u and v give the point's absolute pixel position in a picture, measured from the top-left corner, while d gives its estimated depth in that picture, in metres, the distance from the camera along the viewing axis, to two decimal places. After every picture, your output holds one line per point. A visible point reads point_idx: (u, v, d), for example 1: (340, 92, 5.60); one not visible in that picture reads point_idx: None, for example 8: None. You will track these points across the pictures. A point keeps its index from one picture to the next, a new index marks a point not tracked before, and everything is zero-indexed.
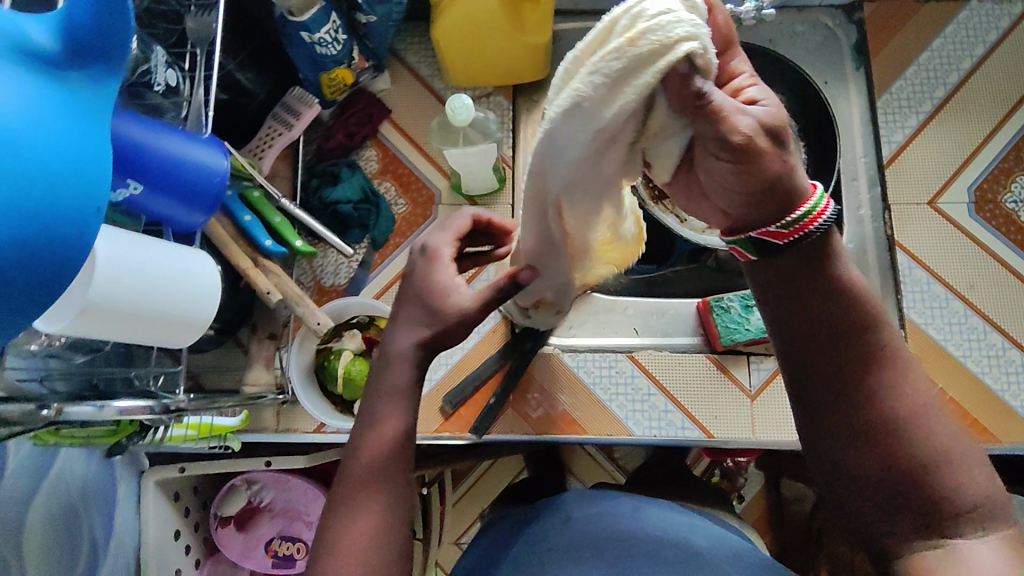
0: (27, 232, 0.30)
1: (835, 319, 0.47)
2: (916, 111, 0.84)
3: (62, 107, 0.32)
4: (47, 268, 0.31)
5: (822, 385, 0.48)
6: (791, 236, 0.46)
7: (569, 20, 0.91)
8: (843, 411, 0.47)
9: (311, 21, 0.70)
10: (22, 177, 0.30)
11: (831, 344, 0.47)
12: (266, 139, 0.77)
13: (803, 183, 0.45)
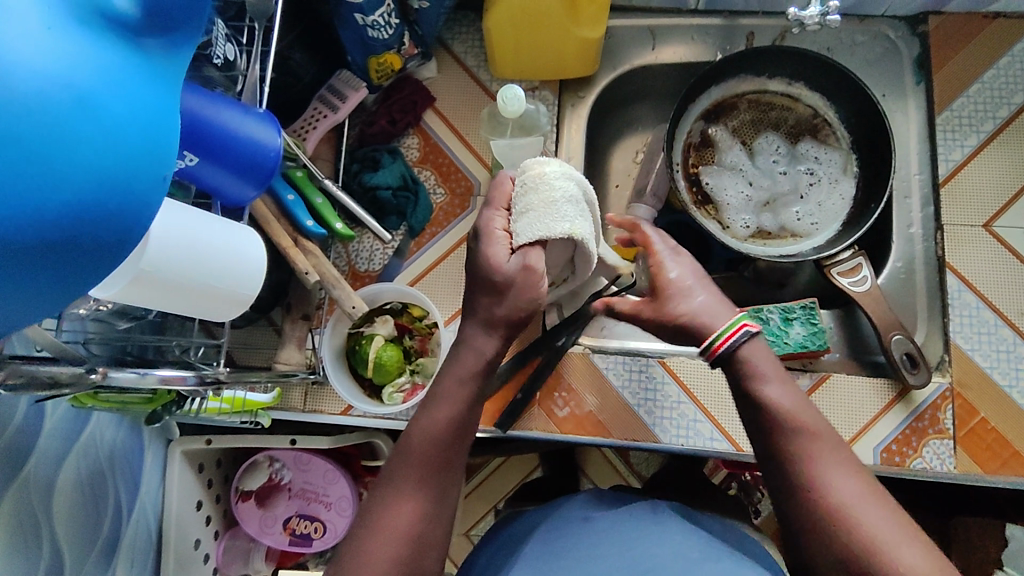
0: (97, 194, 0.29)
1: (766, 421, 0.52)
2: (977, 130, 0.80)
3: (139, 70, 0.31)
4: (115, 232, 0.31)
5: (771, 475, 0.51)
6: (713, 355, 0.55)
7: (622, 17, 0.89)
8: (790, 501, 0.50)
9: (365, 4, 0.70)
10: (102, 140, 0.29)
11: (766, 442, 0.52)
12: (312, 120, 0.77)
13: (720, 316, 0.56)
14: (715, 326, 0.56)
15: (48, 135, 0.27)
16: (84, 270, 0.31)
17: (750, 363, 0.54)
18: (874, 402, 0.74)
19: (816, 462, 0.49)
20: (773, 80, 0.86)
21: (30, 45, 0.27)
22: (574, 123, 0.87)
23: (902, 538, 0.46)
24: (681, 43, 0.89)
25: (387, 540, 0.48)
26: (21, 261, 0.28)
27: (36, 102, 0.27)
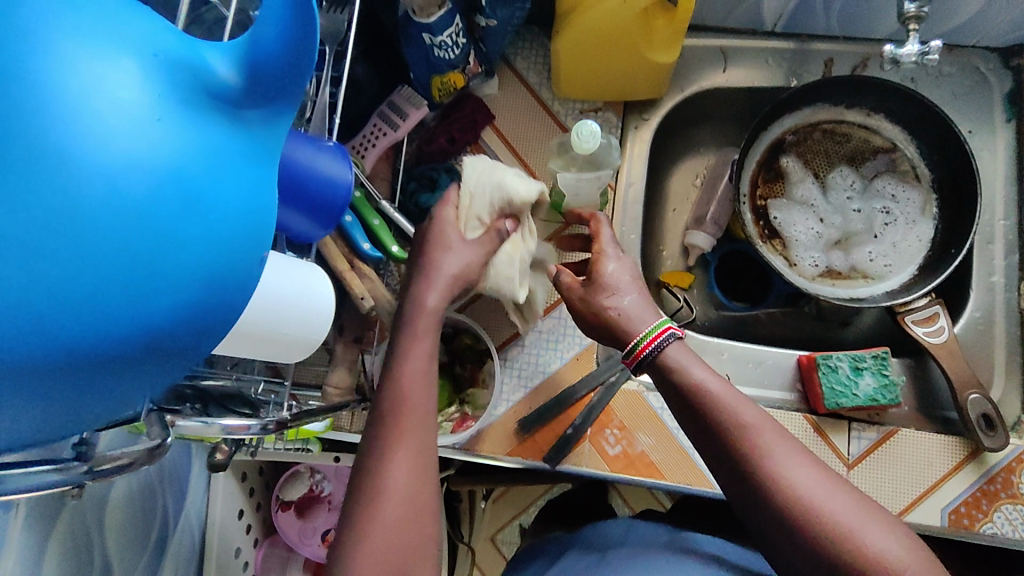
0: (193, 286, 0.27)
1: (703, 413, 0.53)
2: None
3: (241, 151, 0.29)
4: (215, 317, 0.29)
5: (723, 473, 0.52)
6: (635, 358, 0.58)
7: (692, 36, 0.86)
8: (745, 497, 0.50)
9: (436, 24, 0.67)
10: (207, 233, 0.27)
11: (709, 437, 0.52)
12: (370, 137, 0.76)
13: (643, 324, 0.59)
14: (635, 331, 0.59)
15: (153, 235, 0.25)
16: (181, 363, 0.29)
17: (674, 358, 0.56)
18: (943, 460, 0.71)
19: (763, 453, 0.50)
20: (851, 110, 0.82)
21: (136, 140, 0.25)
22: (636, 147, 0.84)
23: (859, 520, 0.46)
24: (753, 66, 0.85)
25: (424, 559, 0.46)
26: (120, 366, 0.27)
27: (142, 202, 0.25)
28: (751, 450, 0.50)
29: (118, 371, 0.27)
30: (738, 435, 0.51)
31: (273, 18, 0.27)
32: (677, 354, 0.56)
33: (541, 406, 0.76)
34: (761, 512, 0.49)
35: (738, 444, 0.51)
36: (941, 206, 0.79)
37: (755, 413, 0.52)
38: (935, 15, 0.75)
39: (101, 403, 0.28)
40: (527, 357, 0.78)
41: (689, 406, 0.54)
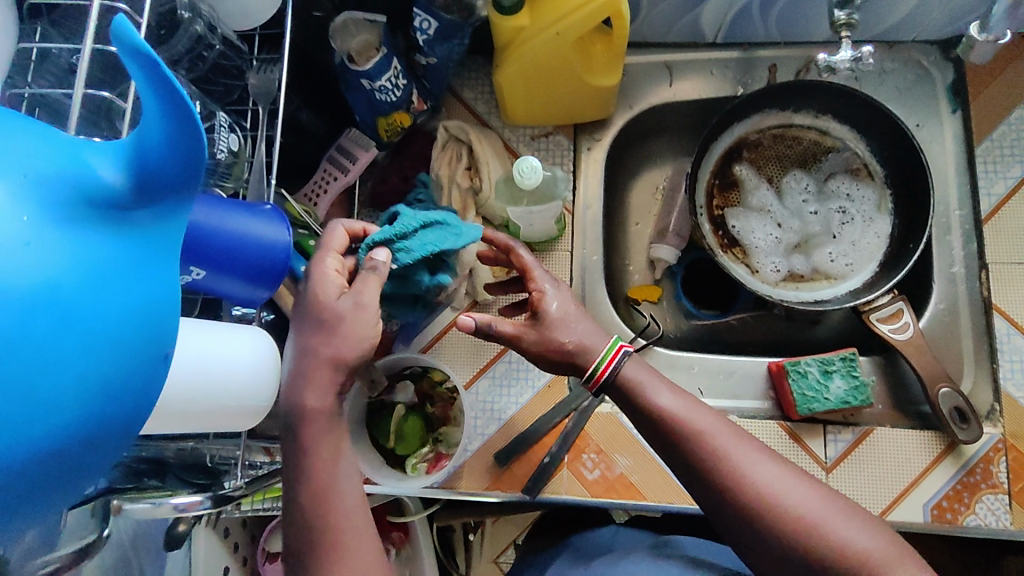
0: (85, 399, 0.28)
1: (672, 432, 0.56)
2: (1020, 161, 0.76)
3: (132, 256, 0.30)
4: (118, 426, 0.30)
5: (693, 483, 0.56)
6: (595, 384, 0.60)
7: (636, 53, 0.86)
8: (722, 506, 0.55)
9: (373, 69, 0.68)
10: (94, 345, 0.28)
11: (677, 452, 0.56)
12: (321, 184, 0.77)
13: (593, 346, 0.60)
14: (594, 352, 0.60)
15: (33, 355, 0.26)
16: (91, 473, 0.30)
17: (634, 380, 0.59)
18: (920, 457, 0.71)
19: (731, 460, 0.54)
20: (798, 113, 0.82)
21: (5, 265, 0.26)
22: (591, 167, 0.85)
23: (817, 507, 0.53)
24: (699, 78, 0.85)
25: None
26: (16, 486, 0.27)
27: (14, 323, 0.26)
28: (719, 459, 0.55)
29: (15, 491, 0.27)
30: (708, 449, 0.55)
31: (155, 128, 0.28)
32: (640, 372, 0.60)
33: (517, 436, 0.76)
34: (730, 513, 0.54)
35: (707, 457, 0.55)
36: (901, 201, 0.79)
37: (715, 425, 0.56)
38: (869, 14, 0.77)
39: (4, 523, 0.28)
40: (498, 389, 0.78)
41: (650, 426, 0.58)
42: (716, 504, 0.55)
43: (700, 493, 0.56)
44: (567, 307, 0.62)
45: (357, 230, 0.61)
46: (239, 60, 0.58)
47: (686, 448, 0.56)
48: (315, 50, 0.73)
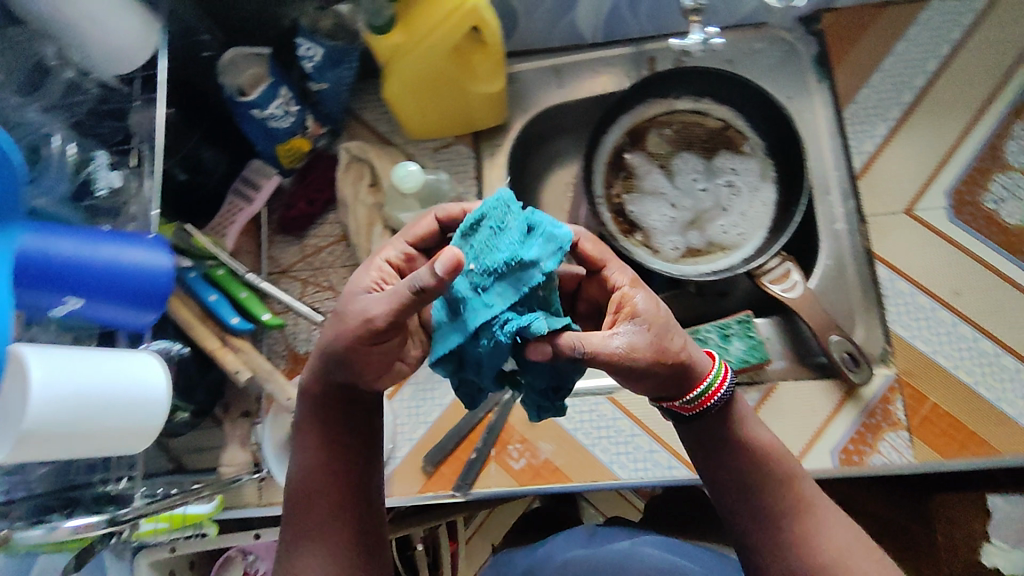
0: None
1: (756, 467, 0.53)
2: (884, 119, 0.81)
3: None
4: None
5: (750, 527, 0.52)
6: (696, 408, 0.53)
7: (525, 60, 0.90)
8: (775, 553, 0.51)
9: (260, 98, 0.71)
10: None
11: (746, 494, 0.53)
12: (228, 216, 0.79)
13: (704, 362, 0.52)
14: (703, 370, 0.52)
15: None
16: None
17: (739, 410, 0.55)
18: (823, 405, 0.75)
19: (816, 509, 0.52)
20: (680, 99, 0.87)
21: None
22: (494, 171, 0.88)
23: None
24: (586, 77, 0.89)
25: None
26: None
27: None
28: (803, 505, 0.52)
29: None
30: (798, 494, 0.52)
31: None
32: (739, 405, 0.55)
33: (443, 437, 0.78)
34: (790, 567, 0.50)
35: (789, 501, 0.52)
36: (786, 169, 0.84)
37: (801, 475, 0.54)
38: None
39: None
40: (422, 394, 0.80)
41: (721, 462, 0.54)
42: (778, 556, 0.51)
43: (753, 535, 0.52)
44: (663, 312, 0.52)
45: (423, 230, 0.56)
46: (119, 101, 0.61)
47: (760, 491, 0.52)
48: (204, 89, 0.76)
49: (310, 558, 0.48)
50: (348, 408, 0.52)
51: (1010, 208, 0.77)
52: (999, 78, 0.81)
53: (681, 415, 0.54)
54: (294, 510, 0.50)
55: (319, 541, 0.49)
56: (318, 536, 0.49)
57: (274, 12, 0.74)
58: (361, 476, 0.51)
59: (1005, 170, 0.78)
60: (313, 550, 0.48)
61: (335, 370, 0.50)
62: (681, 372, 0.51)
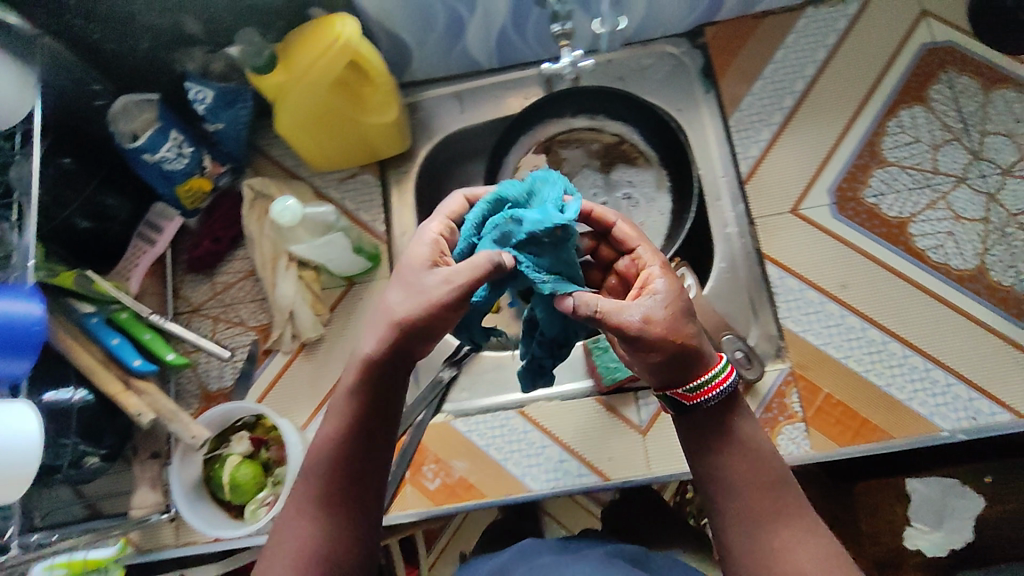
0: None
1: (756, 469, 0.50)
2: (767, 124, 0.84)
3: None
4: None
5: (735, 529, 0.49)
6: (696, 398, 0.51)
7: (427, 89, 0.92)
8: (754, 559, 0.48)
9: (149, 143, 0.73)
10: None
11: (735, 494, 0.50)
12: (131, 259, 0.81)
13: (711, 355, 0.52)
14: (712, 360, 0.51)
15: None
16: None
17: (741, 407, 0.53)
18: None
19: (803, 520, 0.49)
20: (576, 118, 0.91)
21: None
22: (401, 198, 0.89)
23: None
24: (485, 102, 0.92)
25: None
26: None
27: None
28: (788, 513, 0.49)
29: None
30: (785, 504, 0.49)
31: None
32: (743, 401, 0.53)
33: None
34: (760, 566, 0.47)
35: (779, 510, 0.49)
36: (682, 178, 0.87)
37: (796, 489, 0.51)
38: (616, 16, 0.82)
39: None
40: None
41: (715, 450, 0.52)
42: (751, 552, 0.48)
43: (730, 528, 0.49)
44: (681, 294, 0.52)
45: (457, 207, 0.58)
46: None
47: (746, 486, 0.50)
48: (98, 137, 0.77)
49: (320, 530, 0.47)
50: (398, 380, 0.51)
51: (891, 202, 0.80)
52: (875, 77, 0.84)
53: (679, 406, 0.52)
54: (319, 475, 0.49)
55: (341, 507, 0.48)
56: (334, 508, 0.48)
57: (166, 59, 0.75)
58: (388, 453, 0.51)
59: (884, 165, 0.81)
60: (325, 522, 0.48)
61: (412, 335, 0.49)
62: (691, 356, 0.50)
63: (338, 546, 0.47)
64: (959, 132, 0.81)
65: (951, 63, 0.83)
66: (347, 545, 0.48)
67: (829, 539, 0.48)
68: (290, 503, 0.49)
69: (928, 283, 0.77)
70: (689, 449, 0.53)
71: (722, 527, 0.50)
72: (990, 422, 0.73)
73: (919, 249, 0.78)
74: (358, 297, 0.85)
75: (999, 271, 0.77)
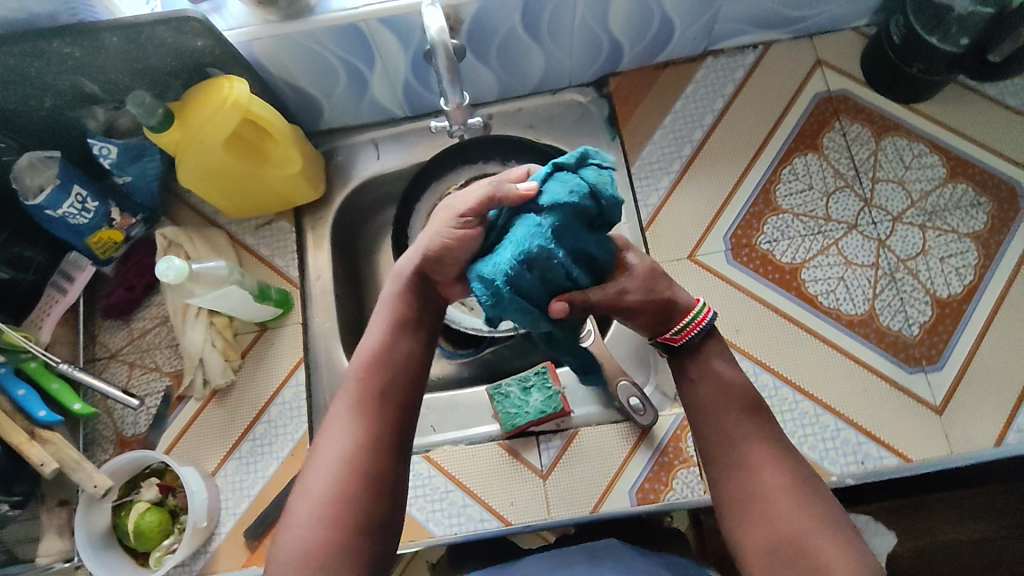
0: None
1: (753, 403, 0.62)
2: (667, 172, 0.87)
3: None
4: None
5: (721, 443, 0.61)
6: (683, 336, 0.64)
7: (344, 136, 0.94)
8: (737, 469, 0.60)
9: (48, 201, 0.75)
10: None
11: (720, 416, 0.62)
12: (43, 309, 0.83)
13: (688, 300, 0.65)
14: (686, 310, 0.64)
15: None
16: None
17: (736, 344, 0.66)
18: (620, 449, 0.78)
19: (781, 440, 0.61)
20: (490, 165, 0.95)
21: None
22: (316, 243, 0.91)
23: (831, 544, 0.54)
24: (401, 148, 0.94)
25: (357, 532, 0.56)
26: None
27: None
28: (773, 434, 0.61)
29: None
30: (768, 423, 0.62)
31: None
32: (721, 386, 0.63)
33: (263, 509, 0.80)
34: (753, 509, 0.58)
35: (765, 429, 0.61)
36: None
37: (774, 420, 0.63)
38: (517, 68, 0.86)
39: None
40: (245, 467, 0.82)
41: (712, 418, 0.62)
42: (744, 499, 0.58)
43: (726, 478, 0.60)
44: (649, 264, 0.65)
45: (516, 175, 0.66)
46: None
47: (739, 444, 0.60)
48: None
49: (367, 422, 0.60)
50: (423, 317, 0.66)
51: (784, 247, 0.82)
52: (770, 125, 0.87)
53: (670, 346, 0.65)
54: (363, 383, 0.62)
55: (373, 408, 0.61)
56: (377, 407, 0.61)
57: (69, 116, 0.76)
58: (413, 369, 0.64)
59: (777, 213, 0.83)
60: (365, 417, 0.60)
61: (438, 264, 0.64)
62: (666, 307, 0.64)
63: (382, 437, 0.60)
64: (852, 180, 0.84)
65: (844, 110, 0.86)
66: (387, 437, 0.60)
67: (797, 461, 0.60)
68: (340, 404, 0.61)
69: (820, 328, 0.79)
70: (694, 421, 0.64)
71: (717, 479, 0.61)
72: (879, 466, 0.74)
73: (811, 294, 0.80)
74: (269, 343, 0.87)
75: (889, 315, 0.79)
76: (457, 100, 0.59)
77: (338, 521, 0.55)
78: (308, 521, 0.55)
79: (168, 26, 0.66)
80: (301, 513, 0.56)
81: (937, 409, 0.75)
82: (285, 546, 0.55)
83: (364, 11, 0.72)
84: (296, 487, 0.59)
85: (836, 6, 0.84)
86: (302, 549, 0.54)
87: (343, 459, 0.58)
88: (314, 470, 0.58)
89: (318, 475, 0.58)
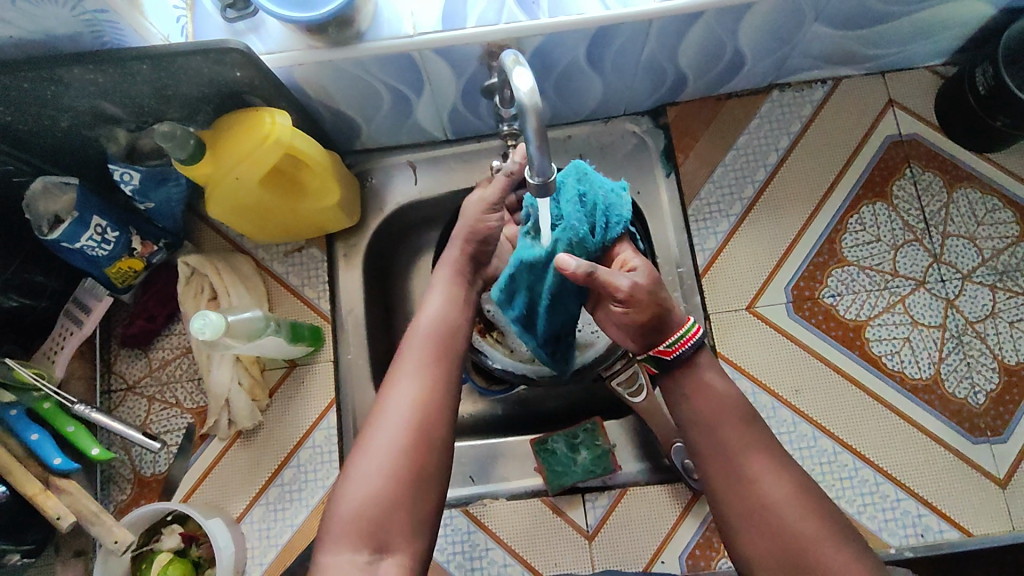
0: None
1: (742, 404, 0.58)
2: (726, 215, 0.82)
3: None
4: None
5: (714, 449, 0.57)
6: (675, 351, 0.59)
7: (380, 158, 0.87)
8: (726, 476, 0.55)
9: (65, 234, 0.69)
10: None
11: (710, 431, 0.57)
12: (58, 340, 0.77)
13: (678, 317, 0.59)
14: (679, 322, 0.59)
15: None
16: None
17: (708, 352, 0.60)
18: (668, 512, 0.75)
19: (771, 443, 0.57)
20: None
21: None
22: (348, 273, 0.85)
23: (852, 569, 0.51)
24: (441, 173, 0.88)
25: (420, 496, 0.54)
26: None
27: None
28: (765, 438, 0.57)
29: None
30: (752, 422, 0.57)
31: None
32: (720, 401, 0.58)
33: (293, 559, 0.76)
34: (757, 518, 0.54)
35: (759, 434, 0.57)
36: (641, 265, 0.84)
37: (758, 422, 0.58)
38: (572, 95, 0.79)
39: None
40: (273, 515, 0.78)
41: (707, 430, 0.57)
42: (746, 511, 0.54)
43: (723, 491, 0.55)
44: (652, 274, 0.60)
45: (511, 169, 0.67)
46: None
47: (738, 457, 0.56)
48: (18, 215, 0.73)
49: (431, 391, 0.57)
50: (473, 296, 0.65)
51: (848, 302, 0.78)
52: (837, 169, 0.82)
53: (662, 362, 0.59)
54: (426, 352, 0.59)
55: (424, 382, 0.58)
56: (430, 379, 0.58)
57: (89, 137, 0.69)
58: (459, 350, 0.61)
59: (842, 265, 0.79)
60: (421, 387, 0.58)
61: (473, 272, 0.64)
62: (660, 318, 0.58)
63: (443, 402, 0.58)
64: (921, 233, 0.80)
65: (916, 156, 0.82)
66: (450, 410, 0.58)
67: (795, 469, 0.55)
68: (403, 371, 0.58)
69: (882, 392, 0.76)
70: (687, 429, 0.59)
71: (716, 494, 0.56)
72: (938, 539, 0.72)
73: (874, 354, 0.77)
74: (299, 381, 0.82)
75: (954, 381, 0.76)
76: (540, 175, 0.49)
77: (386, 499, 0.53)
78: (376, 477, 0.54)
79: (205, 57, 0.60)
80: (365, 477, 0.54)
81: (1000, 482, 0.73)
82: (349, 499, 0.53)
83: (420, 40, 0.65)
84: (354, 455, 0.56)
85: (918, 45, 0.79)
86: (359, 516, 0.53)
87: (405, 417, 0.56)
88: (378, 428, 0.56)
89: (384, 435, 0.55)
